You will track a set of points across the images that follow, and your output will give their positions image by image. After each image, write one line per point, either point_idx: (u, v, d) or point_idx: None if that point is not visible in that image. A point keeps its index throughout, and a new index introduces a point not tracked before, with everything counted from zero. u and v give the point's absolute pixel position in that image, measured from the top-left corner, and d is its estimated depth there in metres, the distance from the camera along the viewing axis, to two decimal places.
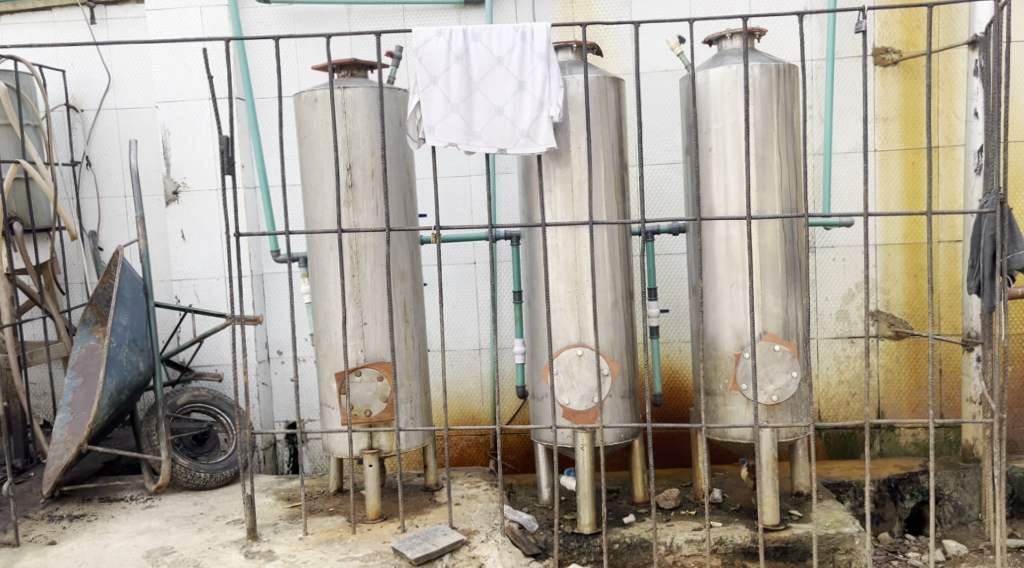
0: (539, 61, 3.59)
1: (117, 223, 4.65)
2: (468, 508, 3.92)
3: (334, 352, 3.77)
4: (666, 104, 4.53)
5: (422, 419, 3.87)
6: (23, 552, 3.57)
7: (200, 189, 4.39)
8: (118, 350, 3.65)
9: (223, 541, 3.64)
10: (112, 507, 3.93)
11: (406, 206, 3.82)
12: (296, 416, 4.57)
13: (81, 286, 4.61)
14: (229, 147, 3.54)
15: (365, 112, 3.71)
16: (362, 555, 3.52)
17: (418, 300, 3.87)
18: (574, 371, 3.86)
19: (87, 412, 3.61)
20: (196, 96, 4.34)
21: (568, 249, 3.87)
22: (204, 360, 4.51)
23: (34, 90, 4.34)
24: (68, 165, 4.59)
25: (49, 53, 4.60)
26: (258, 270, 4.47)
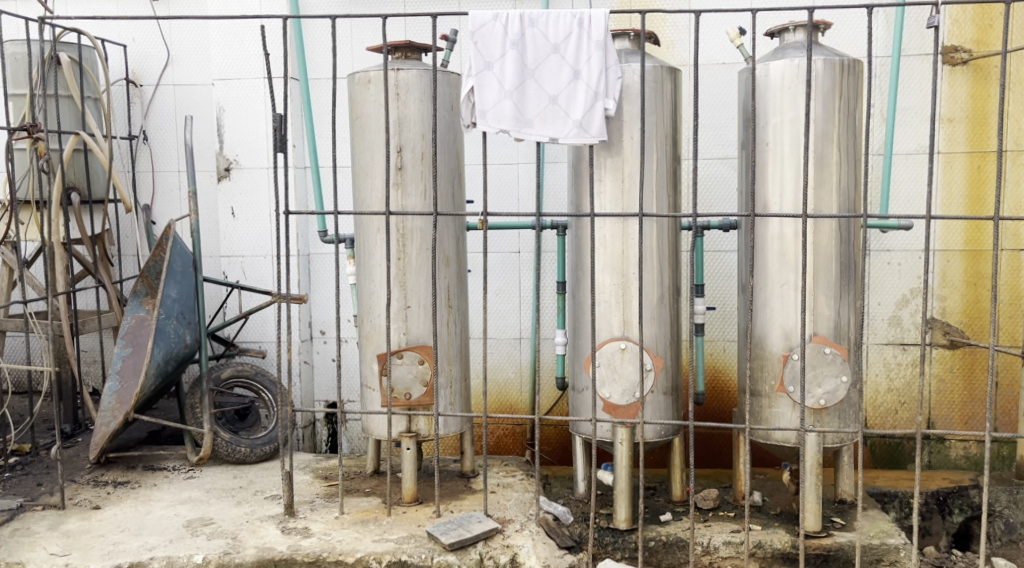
0: (596, 50, 3.54)
1: (170, 198, 4.73)
2: (503, 496, 3.92)
3: (376, 335, 3.78)
4: (722, 97, 4.44)
5: (461, 405, 3.87)
6: (68, 514, 3.67)
7: (252, 166, 4.44)
8: (166, 322, 3.71)
9: (261, 516, 3.69)
10: (155, 476, 4.01)
11: (454, 191, 3.81)
12: (336, 396, 4.60)
13: (133, 258, 4.69)
14: (282, 126, 3.56)
15: (418, 96, 3.70)
16: (396, 538, 3.53)
17: (461, 285, 3.86)
18: (617, 365, 3.81)
19: (135, 381, 3.67)
20: (252, 75, 4.38)
21: (615, 242, 3.82)
22: (249, 337, 4.57)
23: (96, 64, 4.41)
24: (126, 139, 4.68)
25: (111, 27, 4.68)
26: (305, 249, 4.51)
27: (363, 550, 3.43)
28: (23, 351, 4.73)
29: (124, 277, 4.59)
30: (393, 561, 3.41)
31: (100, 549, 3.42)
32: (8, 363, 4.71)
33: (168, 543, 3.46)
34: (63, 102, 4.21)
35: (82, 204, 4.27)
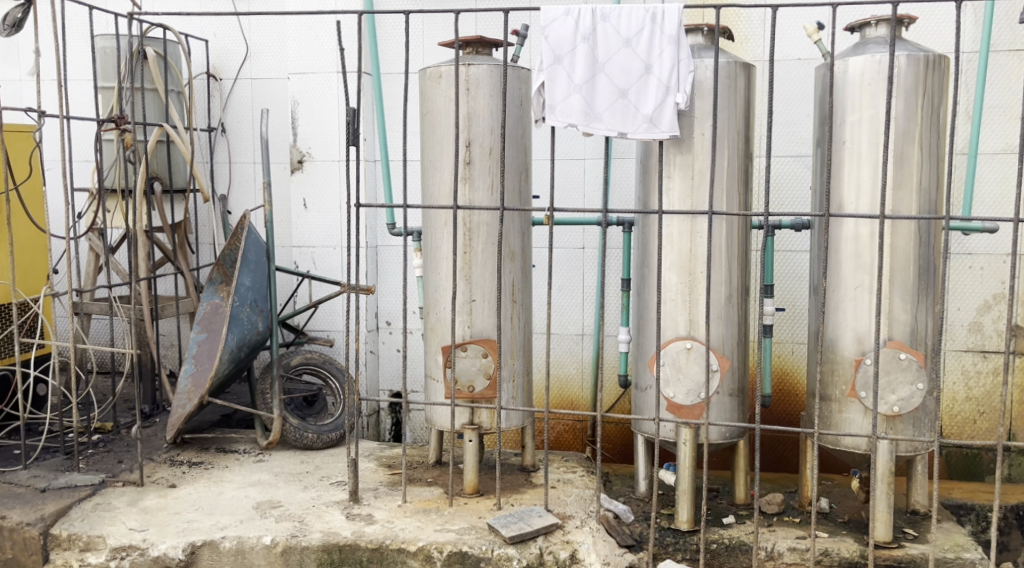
0: (668, 44, 3.50)
1: (245, 188, 4.88)
2: (564, 492, 3.92)
3: (442, 327, 3.82)
4: (797, 94, 4.35)
5: (523, 399, 3.90)
6: (146, 491, 3.83)
7: (324, 159, 4.54)
8: (240, 310, 3.82)
9: (327, 501, 3.78)
10: (226, 458, 4.14)
11: (521, 186, 3.83)
12: (400, 386, 4.68)
13: (210, 246, 4.85)
14: (354, 120, 3.63)
15: (488, 90, 3.72)
16: (457, 528, 3.57)
17: (526, 281, 3.88)
18: (682, 365, 3.78)
19: (209, 364, 3.80)
20: (326, 70, 4.47)
21: (683, 239, 3.78)
22: (317, 326, 4.67)
23: (179, 58, 4.55)
24: (205, 131, 4.84)
25: (193, 23, 4.85)
26: (373, 241, 4.59)
27: (425, 539, 3.48)
28: (106, 334, 4.95)
29: (201, 265, 4.76)
30: (454, 552, 3.45)
31: (175, 527, 3.57)
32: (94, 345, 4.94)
33: (239, 524, 3.59)
34: (148, 95, 4.37)
35: (165, 193, 4.43)
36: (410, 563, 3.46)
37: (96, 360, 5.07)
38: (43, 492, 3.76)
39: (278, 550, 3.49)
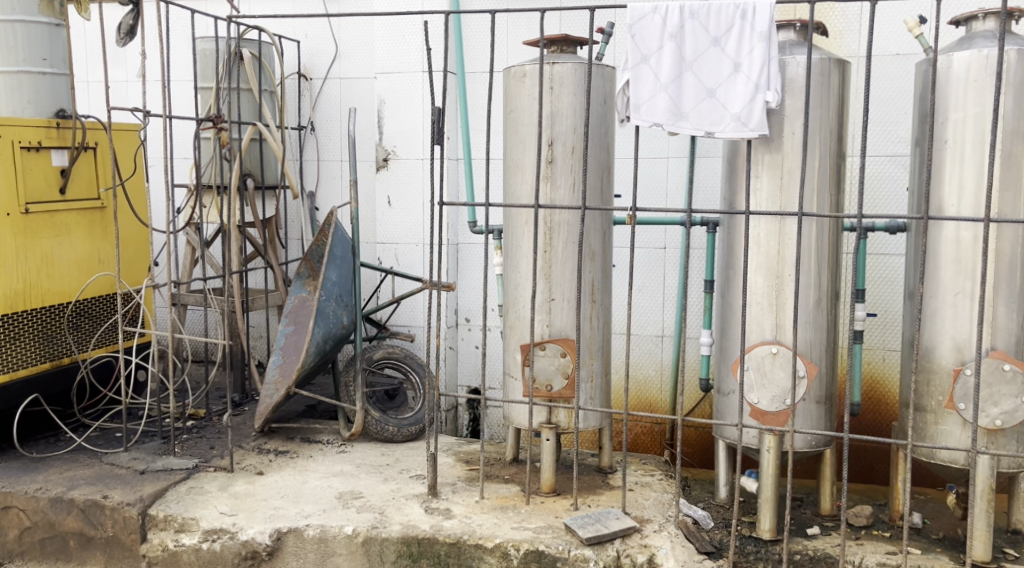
0: (759, 41, 3.39)
1: (332, 185, 5.01)
2: (641, 495, 3.87)
3: (521, 325, 3.83)
4: (895, 91, 4.18)
5: (601, 400, 3.89)
6: (236, 477, 3.97)
7: (408, 158, 4.62)
8: (326, 304, 3.92)
9: (406, 493, 3.84)
10: (311, 448, 4.26)
11: (603, 185, 3.80)
12: (479, 381, 4.75)
13: (298, 242, 5.01)
14: (440, 118, 3.63)
15: (571, 89, 3.71)
16: (534, 527, 3.57)
17: (606, 280, 3.85)
18: (766, 370, 3.67)
19: (296, 357, 3.90)
20: (413, 69, 4.54)
21: (771, 241, 3.67)
22: (399, 320, 4.79)
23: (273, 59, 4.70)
24: (295, 129, 4.99)
25: (287, 24, 5.01)
26: (454, 239, 4.65)
27: (502, 536, 3.50)
28: (201, 324, 5.19)
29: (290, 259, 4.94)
30: (530, 550, 3.45)
31: (263, 513, 3.70)
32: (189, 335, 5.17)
33: (322, 513, 3.69)
34: (243, 94, 4.52)
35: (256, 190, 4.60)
36: (487, 559, 3.48)
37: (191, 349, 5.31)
38: (142, 474, 3.95)
39: (359, 540, 3.57)
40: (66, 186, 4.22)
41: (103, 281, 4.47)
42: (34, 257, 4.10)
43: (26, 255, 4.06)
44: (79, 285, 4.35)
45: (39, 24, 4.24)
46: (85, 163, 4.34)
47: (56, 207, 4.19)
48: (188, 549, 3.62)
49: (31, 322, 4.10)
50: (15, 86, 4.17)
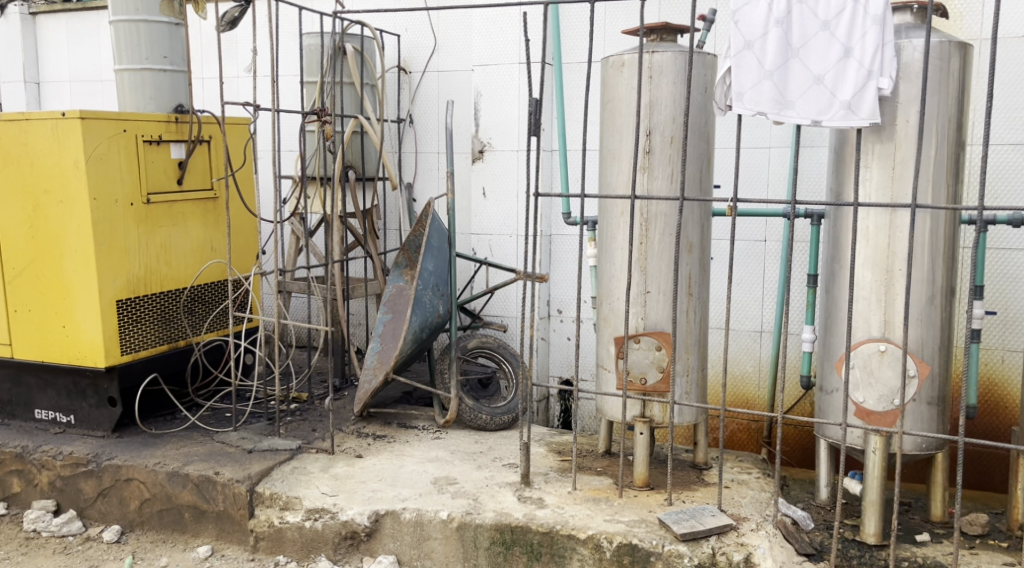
0: (872, 24, 3.22)
1: (429, 177, 5.22)
2: (738, 493, 3.76)
3: (615, 317, 3.80)
4: (1020, 76, 3.92)
5: (697, 395, 3.82)
6: (336, 459, 4.12)
7: (504, 149, 4.76)
8: (424, 293, 4.01)
9: (499, 481, 3.88)
10: (407, 433, 4.40)
11: (703, 175, 3.71)
12: (570, 372, 4.91)
13: (395, 233, 5.25)
14: (537, 110, 3.62)
15: (671, 78, 3.62)
16: (627, 520, 3.53)
17: (704, 273, 3.77)
18: (873, 368, 3.51)
19: (394, 344, 4.00)
20: (509, 60, 4.69)
21: (880, 234, 3.49)
22: (493, 311, 4.92)
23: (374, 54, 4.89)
24: (395, 122, 5.17)
25: (387, 18, 5.19)
26: (548, 230, 4.84)
27: (595, 528, 3.47)
28: (305, 311, 5.52)
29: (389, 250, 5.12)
30: (623, 543, 3.41)
31: (362, 495, 3.81)
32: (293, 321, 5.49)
33: (418, 497, 3.77)
34: (345, 88, 4.69)
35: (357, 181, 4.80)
36: (580, 551, 3.47)
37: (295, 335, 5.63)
38: (249, 453, 4.13)
39: (454, 525, 3.63)
40: (183, 178, 4.44)
41: (215, 268, 4.68)
42: (153, 245, 4.33)
43: (146, 242, 4.29)
44: (194, 271, 4.57)
45: (160, 24, 4.47)
46: (200, 156, 4.54)
47: (174, 198, 4.41)
48: (292, 527, 3.77)
49: (151, 306, 4.34)
50: (139, 82, 4.46)
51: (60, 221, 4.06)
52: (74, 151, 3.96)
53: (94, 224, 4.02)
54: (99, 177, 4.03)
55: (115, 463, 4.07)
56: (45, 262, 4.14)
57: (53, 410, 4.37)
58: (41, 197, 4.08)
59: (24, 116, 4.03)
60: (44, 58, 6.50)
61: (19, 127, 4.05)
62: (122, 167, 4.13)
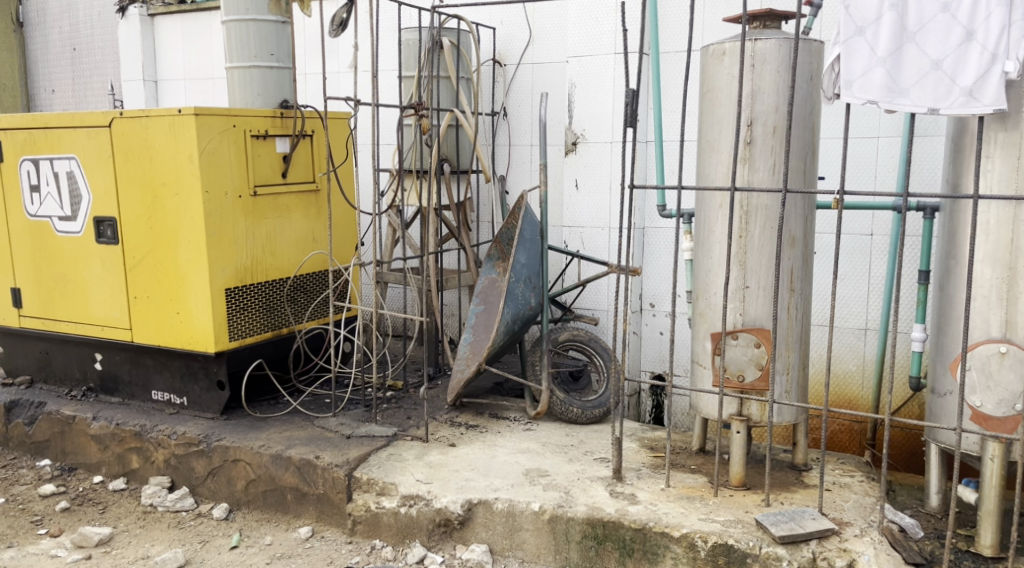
0: (998, 5, 2.98)
1: (522, 169, 5.31)
2: (840, 496, 3.62)
3: (711, 312, 3.72)
4: None
5: (798, 394, 3.70)
6: (431, 447, 4.18)
7: (597, 141, 4.83)
8: (516, 285, 4.08)
9: (591, 475, 3.86)
10: (498, 424, 4.43)
11: (807, 166, 3.58)
12: (662, 367, 5.00)
13: (488, 225, 5.39)
14: (634, 101, 3.56)
15: (775, 66, 3.49)
16: (723, 520, 3.45)
17: (807, 267, 3.64)
18: (992, 370, 3.30)
19: (486, 335, 4.09)
20: (605, 51, 4.73)
21: (1002, 229, 3.27)
22: (584, 304, 5.05)
23: (470, 47, 4.96)
24: (489, 115, 5.32)
25: (484, 12, 5.29)
26: (641, 223, 4.89)
27: (689, 527, 3.41)
28: (400, 301, 5.81)
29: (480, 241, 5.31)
30: (718, 544, 3.33)
31: (456, 483, 3.85)
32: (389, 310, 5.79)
33: (511, 487, 3.78)
34: (442, 82, 4.83)
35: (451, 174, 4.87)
36: (673, 549, 3.41)
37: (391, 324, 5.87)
38: (348, 439, 4.23)
39: (546, 517, 3.62)
40: (287, 171, 4.59)
41: (316, 259, 4.82)
42: (259, 236, 4.48)
43: (253, 233, 4.44)
44: (297, 262, 4.72)
45: (268, 22, 4.63)
46: (303, 150, 4.68)
47: (279, 190, 4.55)
48: (388, 512, 3.84)
49: (257, 295, 4.50)
50: (247, 79, 4.62)
51: (176, 212, 4.25)
52: (188, 145, 4.13)
53: (205, 215, 4.18)
54: (211, 170, 4.19)
55: (223, 444, 4.24)
56: (162, 252, 4.34)
57: (167, 392, 4.59)
58: (159, 190, 4.27)
59: (145, 113, 4.23)
60: (162, 57, 6.81)
61: (140, 124, 4.26)
62: (232, 161, 4.28)
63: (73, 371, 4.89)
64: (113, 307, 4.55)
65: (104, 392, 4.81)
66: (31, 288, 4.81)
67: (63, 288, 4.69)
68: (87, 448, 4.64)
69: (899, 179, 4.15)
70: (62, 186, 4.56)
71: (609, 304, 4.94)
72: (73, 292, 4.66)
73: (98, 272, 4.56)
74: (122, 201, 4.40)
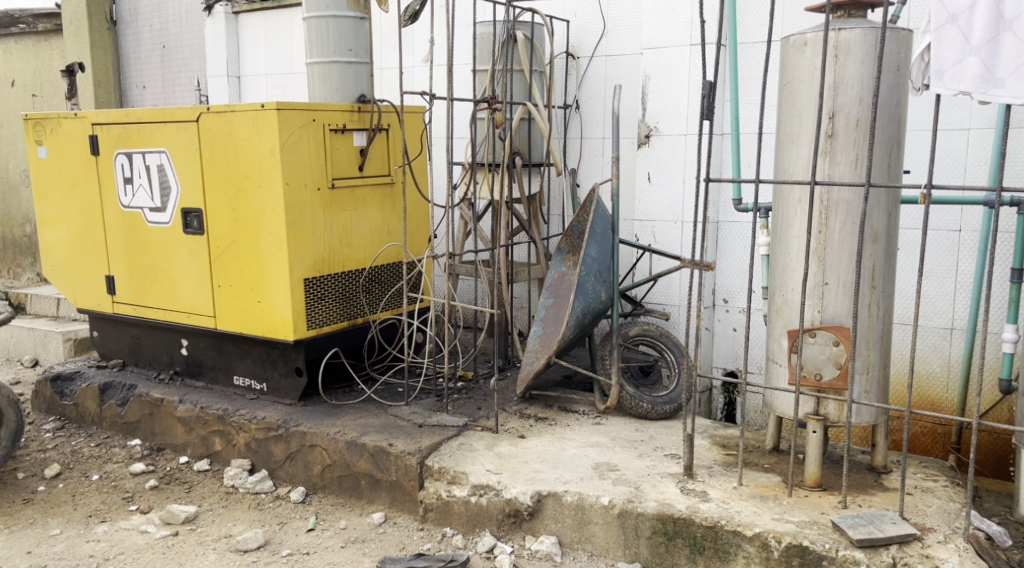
0: None
1: (593, 162, 5.30)
2: (922, 501, 3.53)
3: (788, 309, 3.66)
4: None
5: (878, 395, 3.61)
6: (500, 438, 4.21)
7: (671, 134, 4.79)
8: (585, 279, 4.08)
9: (662, 471, 3.84)
10: (567, 417, 4.45)
11: (892, 160, 3.48)
12: (735, 364, 4.93)
13: (559, 217, 5.40)
14: (711, 94, 3.51)
15: (859, 57, 3.40)
16: (798, 520, 3.40)
17: (890, 264, 3.55)
18: None
19: (556, 329, 4.13)
20: (680, 42, 4.68)
21: None
22: (655, 298, 5.01)
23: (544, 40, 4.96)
24: (561, 108, 5.32)
25: (558, 4, 5.29)
26: (715, 217, 4.84)
27: (763, 526, 3.36)
28: (471, 293, 5.87)
29: (551, 235, 5.33)
30: (792, 544, 3.28)
31: (525, 474, 3.87)
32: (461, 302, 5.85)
33: (580, 481, 3.79)
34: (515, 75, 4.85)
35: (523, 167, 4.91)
36: (745, 548, 3.37)
37: (462, 316, 5.94)
38: (419, 428, 4.29)
39: (615, 512, 3.62)
40: (364, 164, 4.66)
41: (391, 251, 4.90)
42: (337, 228, 4.57)
43: (331, 225, 4.53)
44: (373, 253, 4.80)
45: (347, 17, 4.70)
46: (379, 144, 4.75)
47: (356, 183, 4.63)
48: (459, 500, 3.88)
49: (334, 285, 4.59)
50: (326, 74, 4.71)
51: (258, 204, 4.36)
52: (270, 139, 4.23)
53: (286, 207, 4.28)
54: (292, 163, 4.28)
55: (301, 430, 4.34)
56: (244, 242, 4.46)
57: (248, 377, 4.72)
58: (243, 183, 4.39)
59: (230, 107, 4.34)
60: (245, 53, 6.99)
61: (225, 118, 4.38)
62: (312, 154, 4.37)
63: (161, 355, 5.07)
64: (199, 295, 4.70)
65: (190, 376, 4.97)
66: (122, 275, 4.99)
67: (152, 276, 4.86)
68: (173, 430, 4.80)
69: (991, 173, 4.03)
70: (152, 178, 4.72)
71: (680, 299, 4.90)
72: (162, 280, 4.83)
73: (185, 261, 4.71)
74: (208, 193, 4.53)
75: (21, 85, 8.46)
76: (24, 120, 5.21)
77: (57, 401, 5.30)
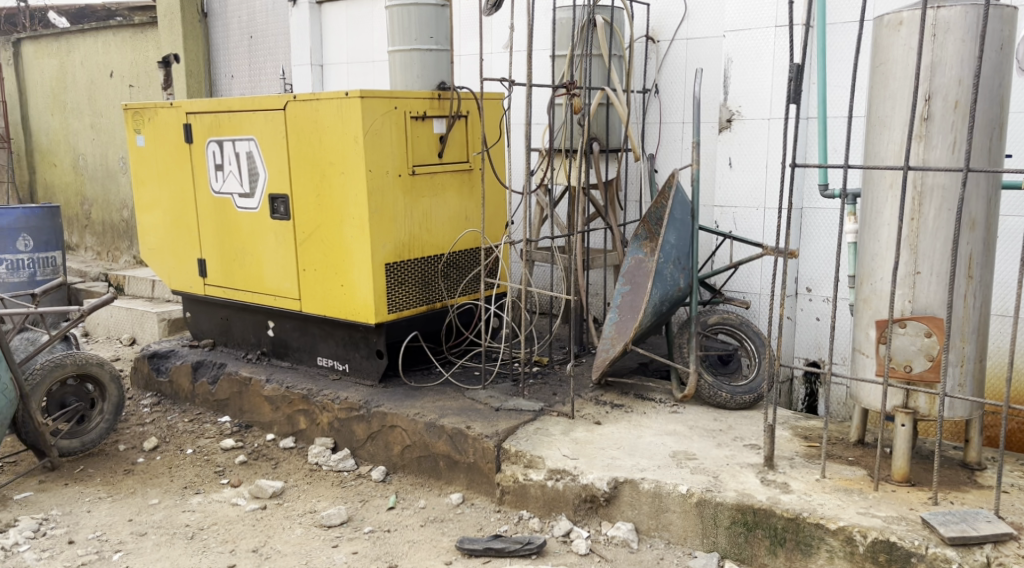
0: None
1: (672, 147, 5.22)
2: (1018, 499, 3.40)
3: (877, 299, 3.55)
4: None
5: (972, 388, 3.49)
6: (576, 423, 4.21)
7: (754, 118, 4.69)
8: (664, 266, 4.04)
9: (742, 462, 3.78)
10: (644, 404, 4.42)
11: (993, 144, 3.34)
12: (817, 355, 4.82)
13: (637, 203, 5.36)
14: (798, 77, 3.42)
15: (959, 36, 3.26)
16: (885, 515, 3.31)
17: (988, 252, 3.41)
18: None
19: (632, 316, 4.11)
20: (765, 24, 4.58)
21: None
22: (735, 287, 4.93)
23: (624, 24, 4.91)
24: (640, 93, 5.26)
25: None
26: (798, 203, 4.74)
27: (847, 520, 3.28)
28: (546, 279, 5.88)
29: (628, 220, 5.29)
30: (879, 539, 3.19)
31: (601, 460, 3.86)
32: (537, 288, 5.86)
33: (657, 468, 3.76)
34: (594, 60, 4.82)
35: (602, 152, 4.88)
36: (829, 541, 3.29)
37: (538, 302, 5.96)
38: (496, 411, 4.32)
39: (693, 501, 3.58)
40: (444, 150, 4.69)
41: (469, 237, 4.93)
42: (417, 213, 4.62)
43: (412, 210, 4.58)
44: (451, 239, 4.84)
45: (427, 5, 4.73)
46: (458, 130, 4.78)
47: (436, 169, 4.67)
48: (536, 484, 3.89)
49: (414, 270, 4.65)
50: (408, 61, 4.75)
51: (342, 190, 4.43)
52: (355, 125, 4.29)
53: (369, 193, 4.34)
54: (375, 148, 4.34)
55: (382, 410, 4.42)
56: (328, 227, 4.54)
57: (331, 358, 4.83)
58: (328, 169, 4.47)
59: (316, 96, 4.42)
60: (327, 41, 7.10)
61: (311, 105, 4.46)
62: (394, 141, 4.42)
63: (249, 336, 5.22)
64: (285, 278, 4.81)
65: (275, 355, 5.10)
66: (212, 258, 5.14)
67: (240, 260, 4.99)
68: (260, 408, 4.94)
69: None
70: (241, 165, 4.85)
71: (762, 287, 4.81)
72: (249, 264, 4.96)
73: (271, 246, 4.83)
74: (294, 179, 4.63)
75: (119, 75, 8.77)
76: (123, 109, 5.41)
77: (154, 377, 5.50)
